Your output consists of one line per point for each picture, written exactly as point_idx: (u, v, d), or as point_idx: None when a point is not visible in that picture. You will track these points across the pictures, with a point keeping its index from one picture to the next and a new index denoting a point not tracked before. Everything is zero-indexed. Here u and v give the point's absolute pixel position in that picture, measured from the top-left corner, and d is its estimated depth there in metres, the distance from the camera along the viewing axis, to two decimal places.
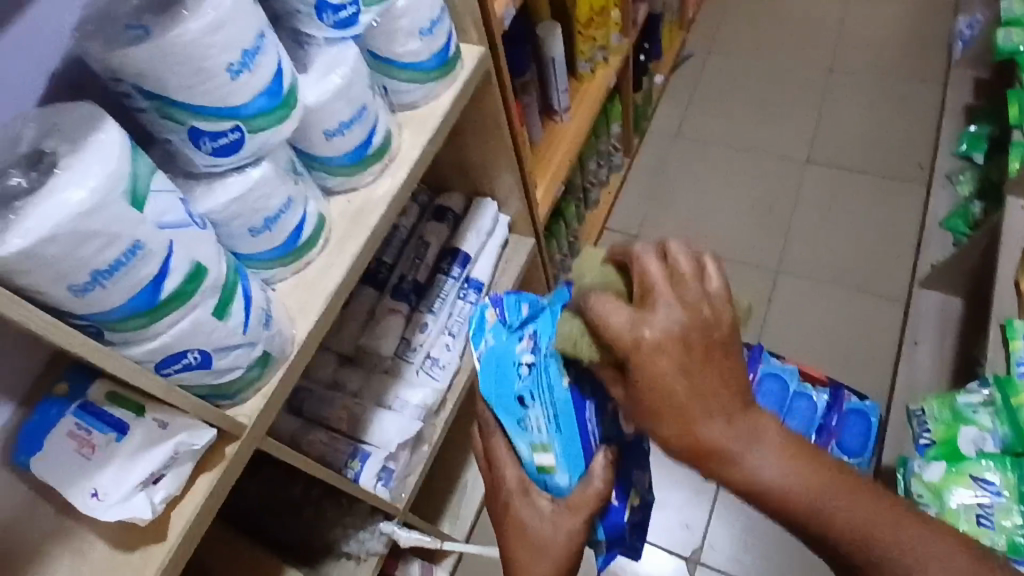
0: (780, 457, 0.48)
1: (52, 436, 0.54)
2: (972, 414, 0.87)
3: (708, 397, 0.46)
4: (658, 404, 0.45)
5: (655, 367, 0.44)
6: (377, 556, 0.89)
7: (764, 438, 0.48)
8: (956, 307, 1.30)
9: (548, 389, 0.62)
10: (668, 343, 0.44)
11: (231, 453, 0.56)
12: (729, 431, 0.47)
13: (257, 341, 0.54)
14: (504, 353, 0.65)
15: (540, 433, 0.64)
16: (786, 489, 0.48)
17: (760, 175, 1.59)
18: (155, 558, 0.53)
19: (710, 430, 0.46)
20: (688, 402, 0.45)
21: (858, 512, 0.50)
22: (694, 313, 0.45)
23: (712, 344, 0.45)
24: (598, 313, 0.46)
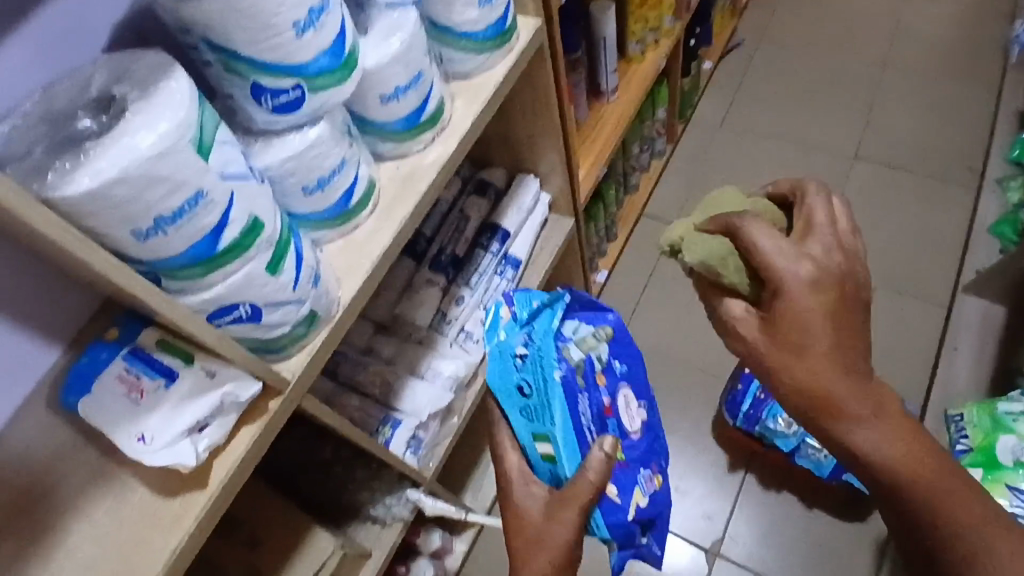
0: (885, 430, 0.58)
1: (102, 380, 0.55)
2: (1012, 423, 0.84)
3: (840, 345, 0.57)
4: (794, 335, 0.57)
5: (800, 297, 0.56)
6: (401, 522, 0.90)
7: (866, 398, 0.58)
8: (1000, 316, 1.27)
9: (542, 381, 0.63)
10: (800, 283, 0.56)
11: (273, 408, 0.57)
12: (846, 384, 0.57)
13: (306, 299, 0.55)
14: (503, 345, 0.66)
15: (540, 425, 0.65)
16: (880, 458, 0.58)
17: (805, 169, 1.56)
18: (196, 504, 0.55)
19: (824, 368, 0.57)
20: (818, 343, 0.57)
21: (908, 467, 0.58)
22: (809, 265, 0.57)
23: (844, 291, 0.57)
24: (753, 241, 0.58)
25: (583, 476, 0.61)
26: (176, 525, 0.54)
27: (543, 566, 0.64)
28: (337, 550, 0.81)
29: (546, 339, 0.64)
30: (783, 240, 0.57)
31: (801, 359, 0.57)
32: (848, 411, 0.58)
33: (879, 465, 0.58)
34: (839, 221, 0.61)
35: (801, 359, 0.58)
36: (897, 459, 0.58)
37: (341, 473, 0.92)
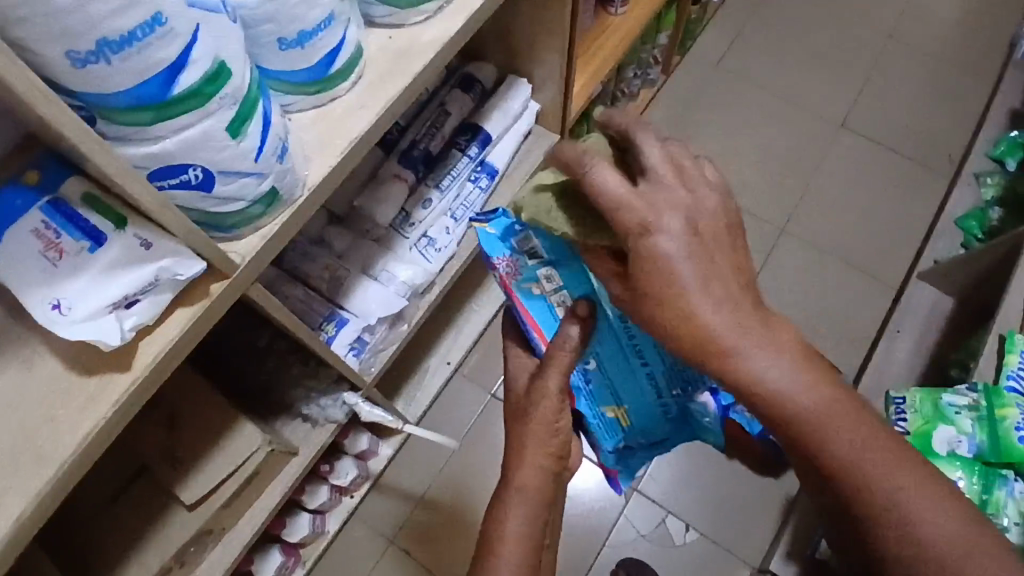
0: (788, 361, 0.46)
1: (13, 231, 0.45)
2: (954, 414, 0.86)
3: (714, 290, 0.47)
4: (652, 278, 0.47)
5: (662, 246, 0.47)
6: (334, 424, 0.86)
7: (767, 345, 0.46)
8: (946, 308, 1.29)
9: None
10: (670, 229, 0.47)
11: (217, 292, 0.50)
12: (722, 318, 0.46)
13: (268, 173, 0.47)
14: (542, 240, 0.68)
15: None
16: (793, 400, 0.46)
17: (790, 128, 1.52)
18: (118, 387, 0.48)
19: (710, 316, 0.46)
20: (699, 301, 0.47)
21: (848, 433, 0.46)
22: (688, 204, 0.48)
23: (711, 242, 0.48)
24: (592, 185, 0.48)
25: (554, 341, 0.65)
26: (90, 406, 0.47)
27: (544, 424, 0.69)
28: (264, 446, 0.76)
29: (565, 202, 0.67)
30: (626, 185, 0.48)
31: (734, 342, 0.46)
32: (745, 352, 0.46)
33: (797, 418, 0.46)
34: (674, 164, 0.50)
35: (715, 336, 0.46)
36: (814, 403, 0.46)
37: (277, 363, 0.85)
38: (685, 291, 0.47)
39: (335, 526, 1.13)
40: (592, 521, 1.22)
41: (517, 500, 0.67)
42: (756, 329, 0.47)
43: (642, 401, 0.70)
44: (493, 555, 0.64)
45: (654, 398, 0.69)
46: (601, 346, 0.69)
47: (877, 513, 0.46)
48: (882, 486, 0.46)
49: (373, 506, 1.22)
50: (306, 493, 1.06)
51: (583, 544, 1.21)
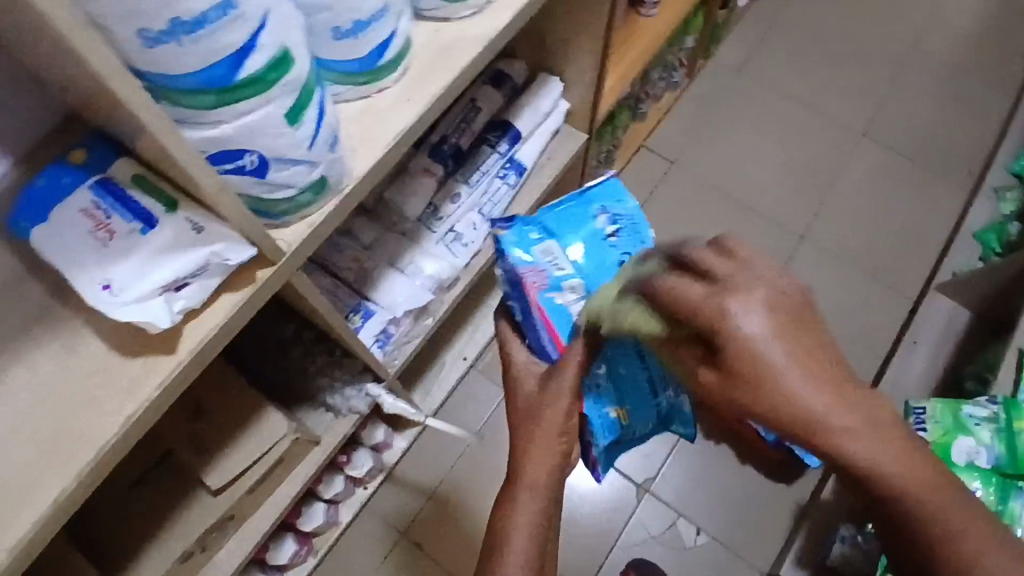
0: (895, 446, 0.41)
1: (63, 211, 0.45)
2: (973, 426, 0.86)
3: (820, 381, 0.40)
4: (747, 373, 0.40)
5: (752, 333, 0.40)
6: (357, 415, 0.86)
7: (877, 428, 0.40)
8: (964, 320, 1.29)
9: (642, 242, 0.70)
10: (757, 315, 0.40)
11: (263, 278, 0.50)
12: (830, 411, 0.40)
13: (319, 163, 0.47)
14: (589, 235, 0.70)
15: None
16: (886, 479, 0.41)
17: (812, 136, 1.52)
18: (161, 370, 0.47)
19: (820, 408, 0.40)
20: (797, 387, 0.40)
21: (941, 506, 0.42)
22: (773, 287, 0.41)
23: (809, 329, 0.41)
24: (674, 285, 0.44)
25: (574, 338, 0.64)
26: (133, 389, 0.47)
27: (546, 427, 0.65)
28: (290, 434, 0.76)
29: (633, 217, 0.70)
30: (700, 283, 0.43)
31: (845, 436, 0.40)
32: (855, 444, 0.40)
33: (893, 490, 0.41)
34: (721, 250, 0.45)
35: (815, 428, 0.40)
36: (914, 481, 0.41)
37: (302, 352, 0.85)
38: (787, 390, 0.40)
39: (348, 517, 1.13)
40: (603, 521, 1.22)
41: (524, 503, 0.64)
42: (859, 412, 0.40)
43: (643, 403, 0.68)
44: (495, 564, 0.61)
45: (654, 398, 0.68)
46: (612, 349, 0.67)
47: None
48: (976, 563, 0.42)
49: (385, 499, 1.22)
50: (322, 482, 1.06)
51: (593, 544, 1.21)
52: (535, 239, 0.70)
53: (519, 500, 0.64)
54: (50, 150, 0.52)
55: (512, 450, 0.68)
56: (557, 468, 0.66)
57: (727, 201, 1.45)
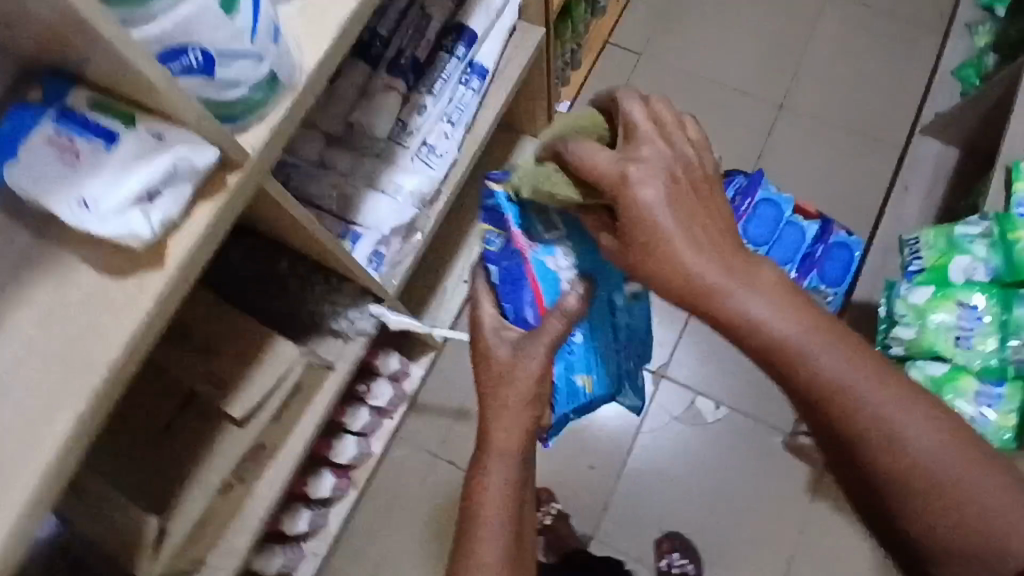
0: (777, 297, 0.49)
1: (29, 144, 0.46)
2: (968, 244, 0.86)
3: (703, 238, 0.50)
4: (638, 234, 0.51)
5: (639, 185, 0.51)
6: (365, 336, 0.88)
7: (754, 278, 0.49)
8: (953, 158, 1.28)
9: None
10: (649, 179, 0.51)
11: (233, 184, 0.50)
12: (710, 264, 0.49)
13: (265, 56, 0.47)
14: None
15: None
16: (772, 328, 0.48)
17: (777, 2, 1.48)
18: (153, 286, 0.48)
19: (695, 261, 0.49)
20: (679, 241, 0.50)
21: (837, 356, 0.47)
22: (674, 157, 0.53)
23: (701, 190, 0.53)
24: (587, 156, 0.55)
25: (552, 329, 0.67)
26: (132, 306, 0.48)
27: (514, 399, 0.66)
28: (300, 361, 0.78)
29: None
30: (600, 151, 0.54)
31: (726, 288, 0.49)
32: (733, 295, 0.49)
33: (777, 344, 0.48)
34: (676, 117, 0.56)
35: (702, 283, 0.49)
36: (796, 324, 0.48)
37: (300, 284, 0.86)
38: (672, 244, 0.50)
39: (380, 448, 1.18)
40: (626, 413, 1.25)
41: (497, 467, 0.64)
42: (722, 262, 0.50)
43: (609, 371, 0.79)
44: (472, 535, 0.61)
45: (619, 367, 0.81)
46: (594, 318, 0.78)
47: (864, 430, 0.47)
48: (881, 417, 0.46)
49: (413, 426, 1.27)
50: (347, 415, 1.10)
51: (618, 435, 1.24)
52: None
53: (490, 465, 0.64)
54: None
55: (481, 418, 0.67)
56: (526, 427, 0.66)
57: (701, 83, 1.43)
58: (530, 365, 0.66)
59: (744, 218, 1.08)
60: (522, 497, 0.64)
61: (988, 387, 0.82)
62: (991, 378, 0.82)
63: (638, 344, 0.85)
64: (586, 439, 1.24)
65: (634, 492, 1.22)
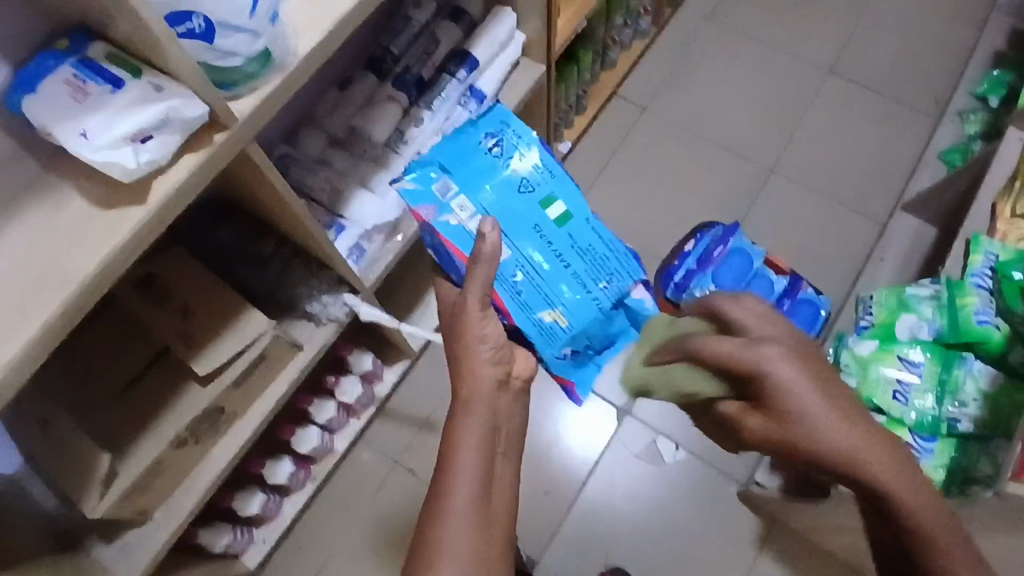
0: (893, 462, 0.56)
1: (49, 83, 0.53)
2: (916, 304, 0.91)
3: (836, 409, 0.58)
4: (780, 408, 0.58)
5: (774, 366, 0.59)
6: (336, 322, 0.93)
7: (878, 446, 0.57)
8: (930, 236, 1.38)
9: (522, 140, 0.81)
10: (772, 356, 0.59)
11: (219, 141, 0.57)
12: (845, 434, 0.57)
13: (262, 34, 0.54)
14: (472, 147, 0.81)
15: (541, 190, 0.79)
16: (896, 492, 0.56)
17: (780, 74, 1.56)
18: (133, 218, 0.54)
19: (828, 432, 0.57)
20: (818, 416, 0.57)
21: (938, 518, 0.55)
22: (780, 335, 0.62)
23: (814, 361, 0.60)
24: (710, 342, 0.63)
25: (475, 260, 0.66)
26: (110, 235, 0.54)
27: (476, 343, 0.66)
28: (268, 332, 0.82)
29: (510, 125, 0.82)
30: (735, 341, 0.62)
31: (843, 452, 0.56)
32: (863, 463, 0.56)
33: (891, 502, 0.56)
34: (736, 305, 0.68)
35: (839, 454, 0.56)
36: (906, 488, 0.56)
37: (282, 264, 0.92)
38: (812, 419, 0.57)
39: (343, 446, 1.21)
40: (587, 443, 1.27)
41: (467, 425, 0.62)
42: (866, 441, 0.56)
43: (577, 299, 0.76)
44: (442, 491, 0.59)
45: (586, 294, 0.76)
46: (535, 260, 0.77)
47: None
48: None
49: (380, 430, 1.30)
50: (313, 406, 1.13)
51: (577, 464, 1.26)
52: (435, 180, 0.79)
53: (461, 422, 0.63)
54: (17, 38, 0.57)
55: (452, 377, 0.67)
56: (484, 373, 0.65)
57: (698, 140, 1.51)
58: (473, 299, 0.66)
59: (713, 265, 1.13)
60: (494, 455, 0.63)
61: (921, 442, 0.84)
62: (925, 433, 0.84)
63: (598, 259, 0.78)
64: (546, 464, 1.27)
65: (586, 523, 1.23)
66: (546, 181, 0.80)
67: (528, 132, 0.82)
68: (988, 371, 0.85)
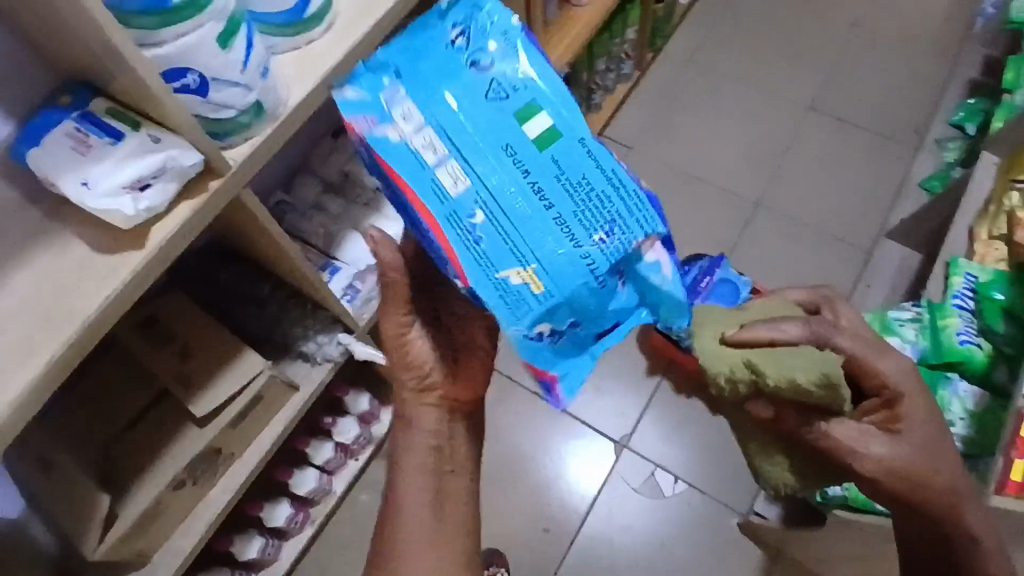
0: (975, 501, 0.65)
1: (52, 136, 0.56)
2: (898, 328, 0.94)
3: (941, 443, 0.65)
4: (902, 430, 0.64)
5: (911, 391, 0.64)
6: (331, 361, 0.96)
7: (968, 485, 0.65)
8: (916, 262, 1.42)
9: (495, 29, 0.56)
10: (909, 381, 0.64)
11: (214, 188, 0.60)
12: (949, 465, 0.64)
13: (252, 88, 0.58)
14: (425, 43, 0.57)
15: (518, 94, 0.54)
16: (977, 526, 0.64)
17: (761, 112, 1.62)
18: (132, 262, 0.57)
19: (938, 462, 0.64)
20: (934, 447, 0.64)
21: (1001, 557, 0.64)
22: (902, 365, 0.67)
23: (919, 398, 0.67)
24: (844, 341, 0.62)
25: (384, 276, 0.64)
26: (110, 278, 0.57)
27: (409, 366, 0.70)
28: (265, 371, 0.85)
29: (485, 11, 0.56)
30: (886, 356, 0.64)
31: (947, 483, 0.64)
32: (961, 493, 0.64)
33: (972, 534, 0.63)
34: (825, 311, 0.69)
35: (937, 482, 0.64)
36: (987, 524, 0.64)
37: (278, 306, 0.94)
38: (929, 449, 0.64)
39: (342, 487, 1.21)
40: (586, 479, 1.27)
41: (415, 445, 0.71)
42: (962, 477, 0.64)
43: (557, 254, 0.50)
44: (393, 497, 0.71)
45: (572, 251, 0.50)
46: (500, 193, 0.52)
47: None
48: None
49: (379, 470, 1.30)
50: (311, 447, 1.14)
51: (577, 501, 1.26)
52: (384, 86, 0.56)
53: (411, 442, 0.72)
54: (23, 96, 0.61)
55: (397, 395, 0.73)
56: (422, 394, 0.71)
57: (685, 176, 1.55)
58: (389, 325, 0.68)
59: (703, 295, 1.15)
60: (441, 472, 0.71)
61: None
62: None
63: (596, 203, 0.52)
64: (545, 500, 1.26)
65: (587, 559, 1.22)
66: (529, 84, 0.54)
67: (507, 15, 0.56)
68: (973, 392, 0.87)
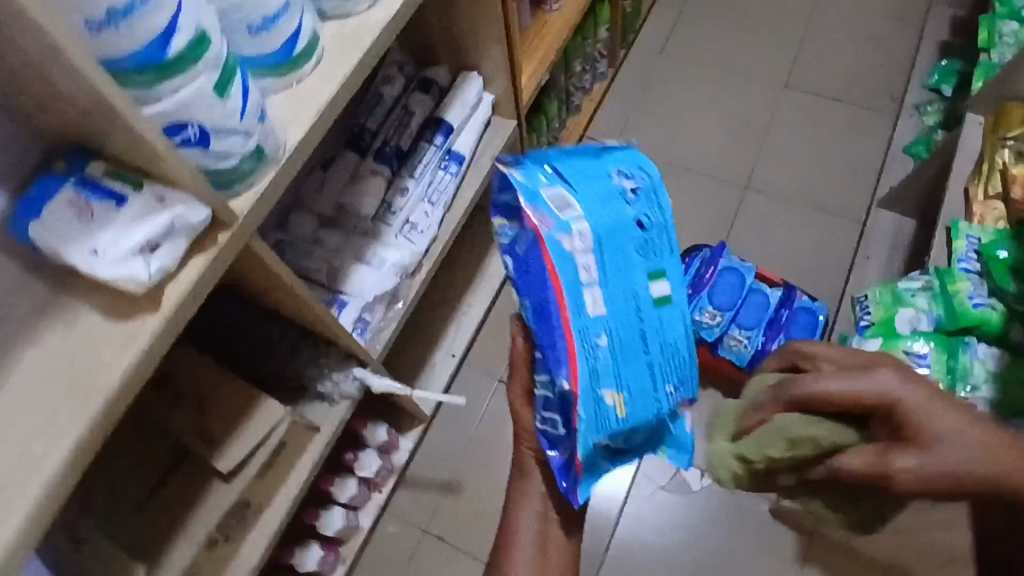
0: None
1: (52, 205, 0.54)
2: (911, 298, 0.94)
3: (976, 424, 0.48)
4: (918, 434, 0.48)
5: (905, 390, 0.48)
6: (349, 399, 0.94)
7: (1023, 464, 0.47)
8: (911, 228, 1.43)
9: (657, 200, 0.63)
10: (896, 380, 0.49)
11: (222, 241, 0.59)
12: (989, 449, 0.47)
13: (252, 133, 0.57)
14: (597, 174, 0.64)
15: (654, 259, 0.61)
16: None
17: (739, 96, 1.62)
18: (149, 326, 0.55)
19: (975, 450, 0.47)
20: (960, 434, 0.47)
21: None
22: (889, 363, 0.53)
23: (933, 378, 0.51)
24: (819, 385, 0.52)
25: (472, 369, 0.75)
26: (128, 345, 0.55)
27: None
28: (286, 418, 0.83)
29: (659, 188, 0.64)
30: (844, 374, 0.51)
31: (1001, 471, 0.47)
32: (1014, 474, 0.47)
33: None
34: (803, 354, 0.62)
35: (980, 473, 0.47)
36: None
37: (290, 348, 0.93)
38: (953, 440, 0.47)
39: (369, 522, 1.19)
40: (613, 483, 1.26)
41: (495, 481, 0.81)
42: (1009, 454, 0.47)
43: (645, 399, 0.60)
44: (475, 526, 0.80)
45: (655, 402, 0.60)
46: (621, 327, 0.59)
47: None
48: None
49: (403, 500, 1.28)
50: (334, 486, 1.12)
51: (606, 506, 1.25)
52: (545, 181, 0.63)
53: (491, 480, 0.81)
54: (20, 168, 0.59)
55: None
56: None
57: (672, 169, 1.55)
58: None
59: (707, 286, 1.15)
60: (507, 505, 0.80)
61: None
62: None
63: (682, 367, 0.62)
64: None
65: (624, 564, 1.21)
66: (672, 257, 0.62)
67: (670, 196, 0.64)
68: (993, 353, 0.88)
